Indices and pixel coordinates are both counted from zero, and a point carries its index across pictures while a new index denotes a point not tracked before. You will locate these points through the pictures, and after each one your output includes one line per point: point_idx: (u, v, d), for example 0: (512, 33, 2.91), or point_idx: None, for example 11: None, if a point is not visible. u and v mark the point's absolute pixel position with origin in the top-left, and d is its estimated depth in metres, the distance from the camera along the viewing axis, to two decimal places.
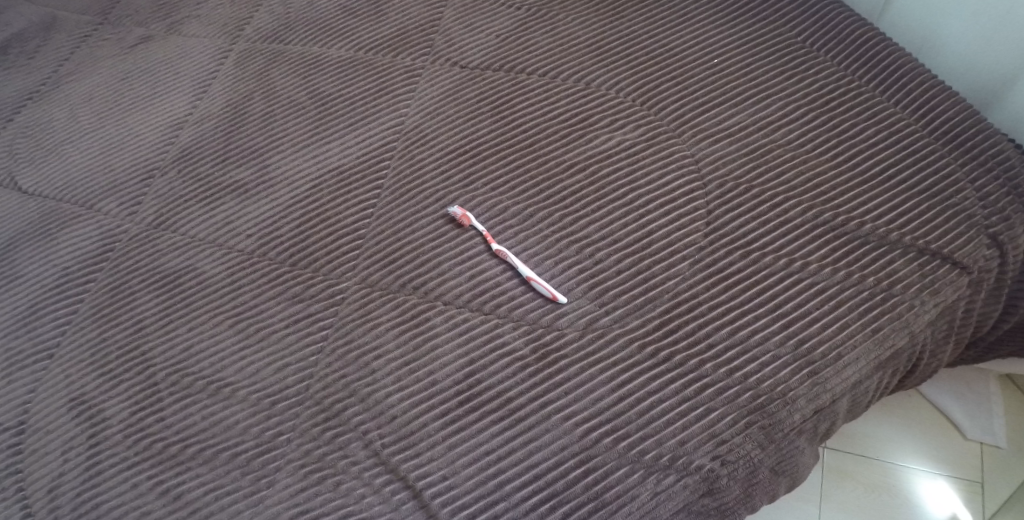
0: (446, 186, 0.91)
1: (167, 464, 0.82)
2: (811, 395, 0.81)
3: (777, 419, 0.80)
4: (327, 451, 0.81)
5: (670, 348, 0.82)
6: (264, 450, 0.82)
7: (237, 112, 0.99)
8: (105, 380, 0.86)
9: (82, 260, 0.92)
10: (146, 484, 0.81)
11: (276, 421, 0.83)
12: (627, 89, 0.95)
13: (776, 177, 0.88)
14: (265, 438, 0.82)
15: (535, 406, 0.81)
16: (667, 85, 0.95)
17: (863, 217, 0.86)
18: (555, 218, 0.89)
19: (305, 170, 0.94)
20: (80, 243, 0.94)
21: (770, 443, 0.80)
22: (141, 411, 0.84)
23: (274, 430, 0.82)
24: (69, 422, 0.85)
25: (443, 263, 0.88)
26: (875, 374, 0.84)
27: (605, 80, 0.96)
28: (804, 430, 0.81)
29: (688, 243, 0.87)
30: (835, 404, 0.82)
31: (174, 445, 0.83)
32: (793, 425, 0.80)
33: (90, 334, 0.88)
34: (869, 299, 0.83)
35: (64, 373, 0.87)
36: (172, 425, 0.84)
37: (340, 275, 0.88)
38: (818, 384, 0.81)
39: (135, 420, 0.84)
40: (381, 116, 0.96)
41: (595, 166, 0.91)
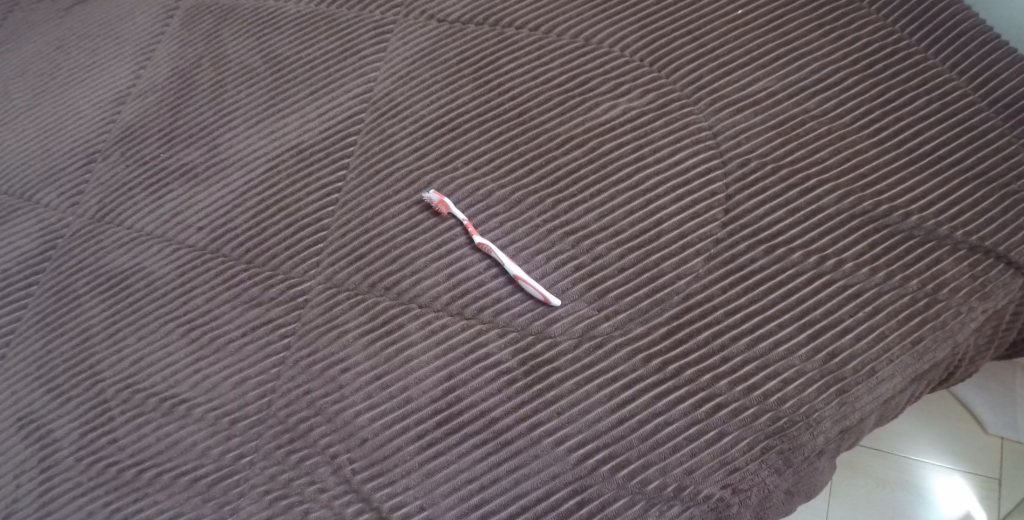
0: (423, 166, 0.80)
1: (122, 491, 0.72)
2: (840, 417, 0.70)
3: (797, 444, 0.70)
4: (293, 477, 0.71)
5: (679, 361, 0.72)
6: (223, 475, 0.71)
7: (184, 80, 0.86)
8: (52, 397, 0.75)
9: (19, 261, 0.81)
10: (101, 513, 0.71)
11: (237, 442, 0.72)
12: (635, 47, 0.83)
13: (809, 156, 0.76)
14: (225, 462, 0.71)
15: (522, 428, 0.70)
16: (681, 41, 0.83)
17: (907, 207, 0.74)
18: (547, 205, 0.78)
19: (261, 147, 0.81)
20: (20, 240, 0.82)
21: (788, 468, 0.70)
22: (93, 433, 0.74)
23: (235, 452, 0.72)
24: (15, 444, 0.74)
25: (419, 258, 0.76)
26: (911, 385, 0.74)
27: (608, 37, 0.84)
28: (825, 450, 0.71)
29: (702, 236, 0.75)
30: (863, 422, 0.72)
31: (129, 470, 0.72)
32: (817, 449, 0.70)
33: (34, 345, 0.77)
34: (911, 304, 0.72)
35: (10, 391, 0.76)
36: (125, 447, 0.73)
37: (303, 272, 0.76)
38: (846, 404, 0.70)
39: (87, 442, 0.74)
40: (348, 80, 0.84)
41: (596, 140, 0.79)
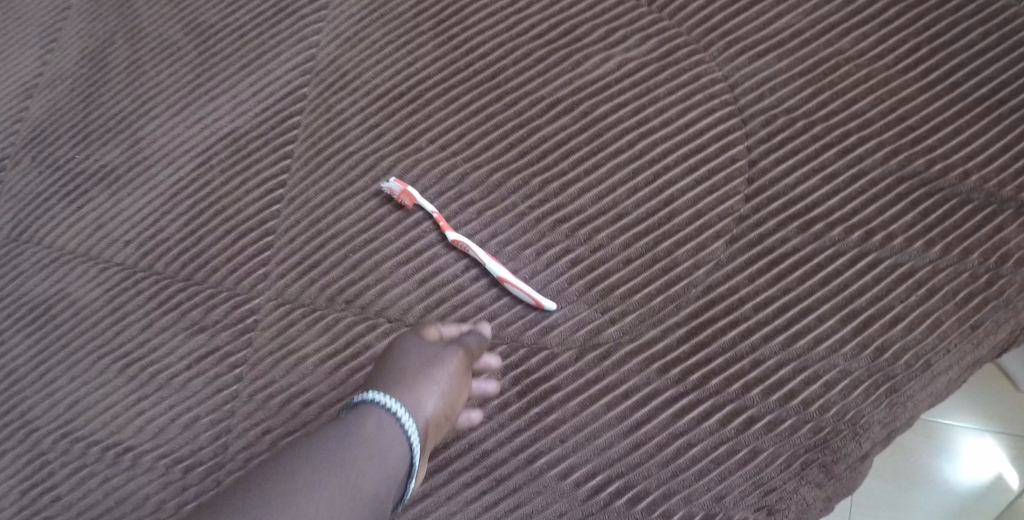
0: (380, 148, 0.67)
1: None
2: (890, 420, 0.58)
3: (843, 454, 0.58)
4: None
5: (701, 368, 0.60)
6: None
7: (95, 64, 0.73)
8: None
9: None
10: None
11: (193, 493, 0.60)
12: None
13: (846, 107, 0.64)
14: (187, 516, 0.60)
15: (518, 461, 0.60)
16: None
17: (964, 165, 0.62)
18: (533, 186, 0.65)
19: (192, 139, 0.69)
20: None
21: (831, 481, 0.58)
22: (33, 490, 0.62)
23: (195, 504, 0.60)
24: None
25: (383, 262, 0.64)
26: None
27: None
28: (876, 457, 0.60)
29: (723, 213, 0.63)
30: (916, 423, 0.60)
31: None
32: (861, 455, 0.58)
33: None
34: (970, 284, 0.60)
35: None
36: (72, 505, 0.62)
37: (250, 288, 0.65)
38: (897, 405, 0.58)
39: (28, 501, 0.62)
40: (286, 49, 0.70)
41: (588, 103, 0.66)
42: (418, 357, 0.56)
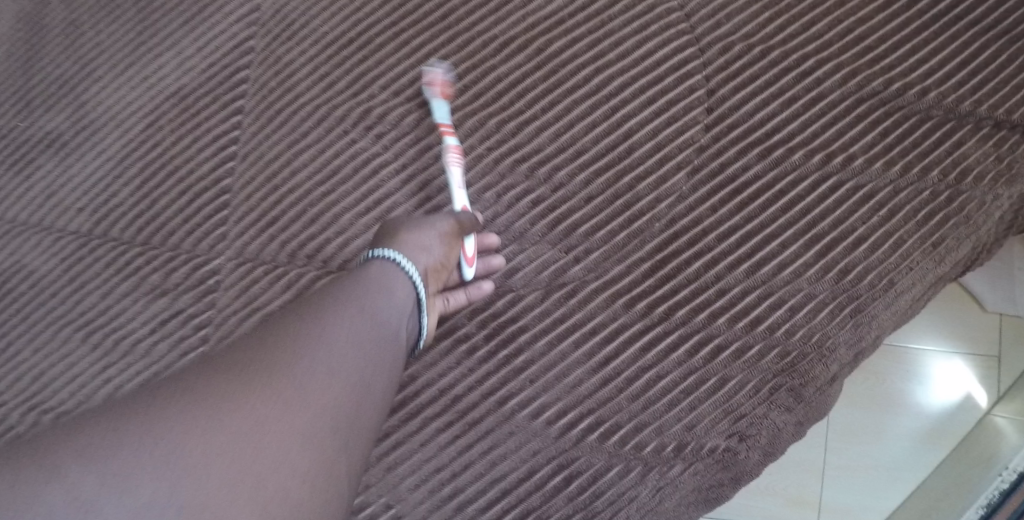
0: (332, 98, 0.65)
1: None
2: (856, 340, 0.59)
3: (810, 377, 0.58)
4: None
5: (667, 302, 0.60)
6: None
7: (31, 25, 0.70)
8: None
9: None
10: None
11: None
12: None
13: (802, 31, 0.63)
14: None
15: (490, 404, 0.60)
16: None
17: (922, 83, 0.61)
18: (491, 128, 0.64)
19: (139, 99, 0.67)
20: None
21: (802, 404, 0.59)
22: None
23: None
24: None
25: (343, 215, 0.63)
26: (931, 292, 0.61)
27: None
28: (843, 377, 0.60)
29: (683, 144, 0.62)
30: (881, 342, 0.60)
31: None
32: (830, 378, 0.59)
33: None
34: (931, 202, 0.60)
35: None
36: None
37: (209, 248, 0.63)
38: (862, 325, 0.59)
39: None
40: (230, 0, 0.68)
41: (541, 40, 0.65)
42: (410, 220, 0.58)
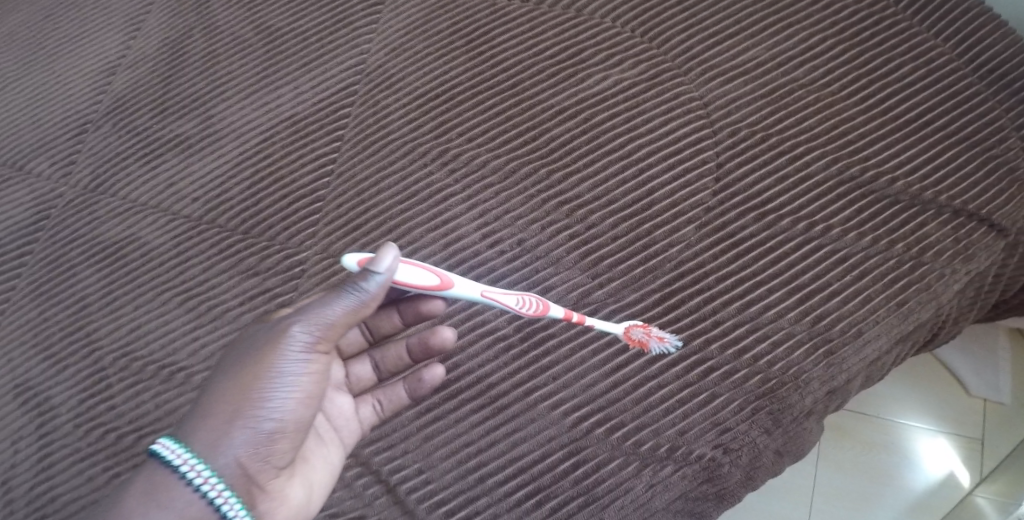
0: (417, 138, 0.80)
1: (121, 457, 0.71)
2: (828, 377, 0.70)
3: (787, 405, 0.70)
4: None
5: (672, 326, 0.73)
6: None
7: (175, 51, 0.86)
8: (50, 365, 0.75)
9: (9, 231, 0.80)
10: (102, 479, 0.70)
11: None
12: (626, 18, 0.83)
13: (796, 124, 0.77)
14: None
15: (518, 394, 0.72)
16: (672, 12, 0.83)
17: (894, 172, 0.74)
18: (541, 175, 0.78)
19: (257, 119, 0.81)
20: (8, 209, 0.81)
21: (778, 427, 0.70)
22: (91, 399, 0.73)
23: None
24: (16, 411, 0.74)
25: (415, 229, 0.77)
26: (894, 347, 0.75)
27: (598, 8, 0.84)
28: (812, 410, 0.72)
29: (694, 204, 0.76)
30: (847, 383, 0.73)
31: (128, 436, 0.72)
32: (804, 409, 0.70)
33: (30, 314, 0.77)
34: (896, 269, 0.72)
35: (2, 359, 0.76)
36: (124, 414, 0.73)
37: (299, 243, 0.77)
38: (833, 365, 0.71)
39: (83, 408, 0.73)
40: (342, 53, 0.84)
41: (588, 112, 0.80)
42: (250, 348, 0.61)
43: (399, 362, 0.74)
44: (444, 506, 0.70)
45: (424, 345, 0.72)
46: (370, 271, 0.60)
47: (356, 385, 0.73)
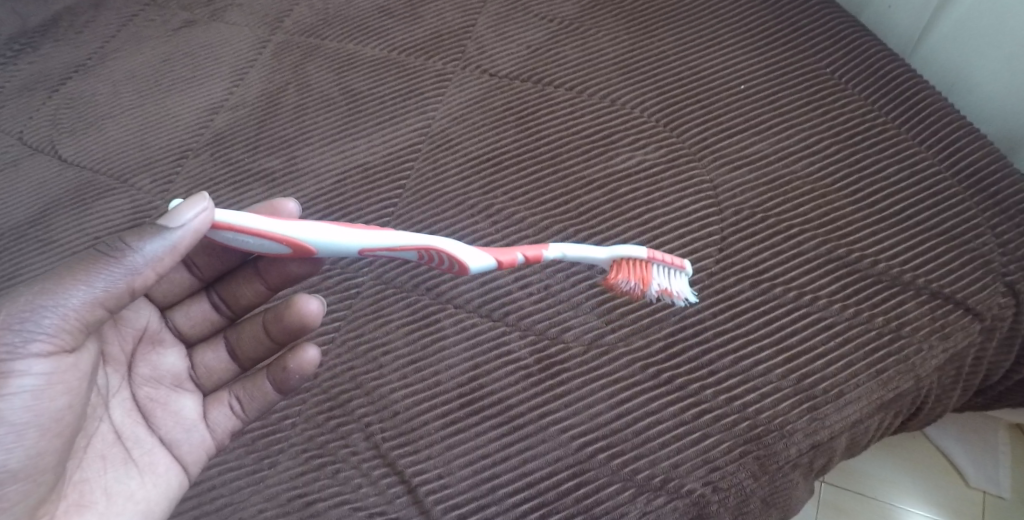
0: (466, 192, 0.89)
1: None
2: (811, 431, 0.75)
3: (773, 451, 0.74)
4: (330, 439, 0.78)
5: (672, 370, 0.78)
6: (268, 432, 0.79)
7: (270, 102, 0.99)
8: None
9: (109, 231, 0.91)
10: None
11: (284, 405, 0.80)
12: (653, 110, 0.93)
13: (793, 209, 0.85)
14: (269, 420, 0.80)
15: (534, 416, 0.78)
16: (691, 109, 0.93)
17: (876, 256, 0.82)
18: (570, 232, 0.87)
19: (332, 163, 0.93)
20: (111, 215, 0.93)
21: (764, 474, 0.74)
22: None
23: (279, 413, 0.80)
24: None
25: (456, 266, 0.86)
26: (875, 416, 0.77)
27: (629, 99, 0.94)
28: (798, 464, 0.75)
29: (699, 268, 0.83)
30: (833, 442, 0.76)
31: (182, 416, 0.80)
32: (789, 459, 0.75)
33: None
34: (876, 339, 0.78)
35: None
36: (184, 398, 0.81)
37: (356, 269, 0.87)
38: (816, 420, 0.75)
39: None
40: (410, 117, 0.95)
41: (615, 184, 0.89)
42: None
43: (261, 348, 0.81)
44: (458, 510, 0.74)
45: (286, 329, 0.79)
46: (168, 230, 0.67)
47: (210, 378, 0.82)
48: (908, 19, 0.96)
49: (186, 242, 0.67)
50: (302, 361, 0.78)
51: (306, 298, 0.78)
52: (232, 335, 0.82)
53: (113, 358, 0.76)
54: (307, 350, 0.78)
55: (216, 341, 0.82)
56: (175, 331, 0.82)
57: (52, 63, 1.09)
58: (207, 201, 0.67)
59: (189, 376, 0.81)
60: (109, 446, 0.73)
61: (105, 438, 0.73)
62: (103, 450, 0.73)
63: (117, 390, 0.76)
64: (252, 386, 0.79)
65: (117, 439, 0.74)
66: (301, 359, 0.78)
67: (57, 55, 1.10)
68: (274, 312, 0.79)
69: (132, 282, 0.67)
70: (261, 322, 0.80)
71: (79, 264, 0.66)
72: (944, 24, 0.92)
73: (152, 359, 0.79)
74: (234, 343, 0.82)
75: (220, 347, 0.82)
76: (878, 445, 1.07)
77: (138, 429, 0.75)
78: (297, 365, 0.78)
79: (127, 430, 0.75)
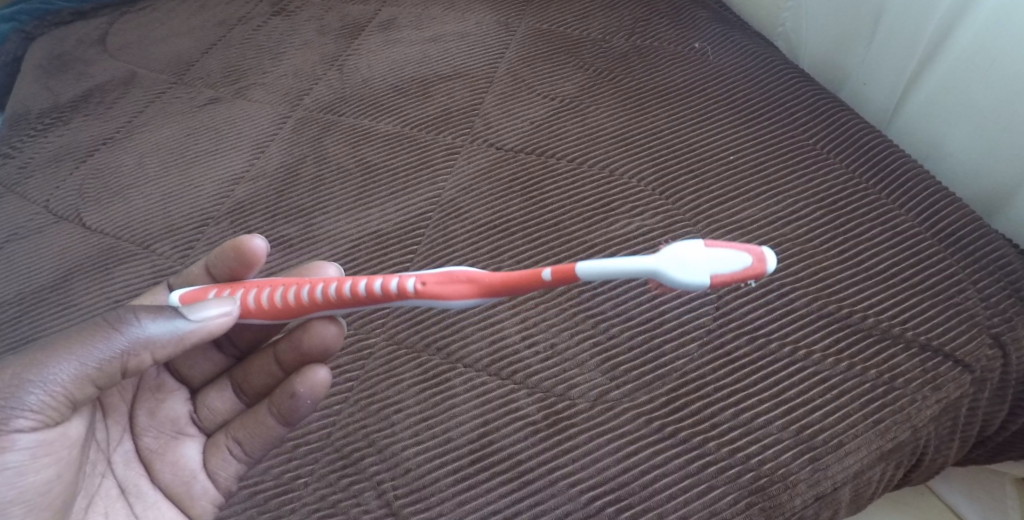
0: (475, 257, 0.94)
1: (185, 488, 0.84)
2: (813, 482, 0.78)
3: (777, 502, 0.77)
4: (342, 497, 0.81)
5: (676, 424, 0.82)
6: (282, 490, 0.82)
7: (289, 173, 1.05)
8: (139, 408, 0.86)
9: (128, 294, 0.95)
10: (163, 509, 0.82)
11: (297, 463, 0.83)
12: (649, 178, 0.98)
13: (785, 267, 0.90)
14: (284, 479, 0.83)
15: (543, 471, 0.81)
16: (685, 178, 0.98)
17: (865, 310, 0.86)
18: (574, 293, 0.91)
19: (347, 231, 0.98)
20: (131, 279, 0.97)
21: None
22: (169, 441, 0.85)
23: (293, 472, 0.83)
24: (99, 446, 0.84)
25: (466, 327, 0.90)
26: (874, 468, 0.80)
27: (627, 170, 0.99)
28: (804, 516, 0.78)
29: (697, 325, 0.87)
30: (837, 493, 0.79)
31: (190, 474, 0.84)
32: (794, 509, 0.77)
33: None
34: (869, 391, 0.81)
35: None
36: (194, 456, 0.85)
37: (369, 331, 0.91)
38: (818, 470, 0.78)
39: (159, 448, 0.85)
40: (421, 188, 1.00)
41: (616, 247, 0.93)
42: None
43: (274, 377, 0.86)
44: None
45: (300, 354, 0.83)
46: (178, 316, 0.72)
47: (213, 421, 0.87)
48: (882, 98, 1.03)
49: (191, 331, 0.72)
50: (313, 385, 0.81)
51: (323, 325, 0.81)
52: (240, 373, 0.87)
53: (115, 412, 0.83)
54: (318, 372, 0.81)
55: (220, 385, 0.87)
56: (178, 374, 0.88)
57: (82, 137, 1.16)
58: (232, 304, 0.73)
59: (194, 420, 0.86)
60: (112, 502, 0.79)
61: (108, 494, 0.79)
62: (106, 507, 0.78)
63: (120, 441, 0.82)
64: (258, 426, 0.83)
65: (120, 495, 0.80)
66: (312, 383, 0.81)
67: (86, 130, 1.16)
68: (288, 341, 0.83)
69: (123, 361, 0.71)
70: (274, 352, 0.84)
71: (71, 340, 0.70)
72: (915, 100, 0.99)
73: (155, 407, 0.84)
74: (240, 385, 0.87)
75: (226, 388, 0.87)
76: (883, 503, 1.01)
77: (141, 480, 0.81)
78: (307, 391, 0.81)
79: (131, 484, 0.81)
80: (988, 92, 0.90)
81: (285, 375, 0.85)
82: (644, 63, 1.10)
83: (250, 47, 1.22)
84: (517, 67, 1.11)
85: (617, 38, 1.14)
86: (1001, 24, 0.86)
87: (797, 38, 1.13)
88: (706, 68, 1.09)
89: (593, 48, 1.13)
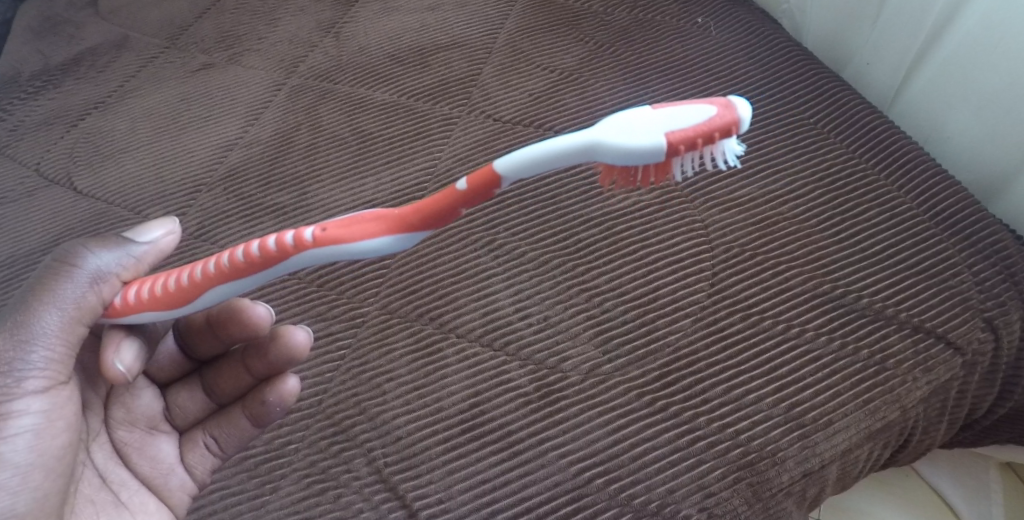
0: (469, 229, 0.94)
1: None
2: (800, 458, 0.78)
3: (765, 478, 0.78)
4: (332, 465, 0.81)
5: (667, 398, 0.82)
6: (270, 457, 0.82)
7: (284, 141, 1.04)
8: None
9: None
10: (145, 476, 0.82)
11: (287, 430, 0.84)
12: None
13: (780, 247, 0.89)
14: (274, 446, 0.83)
15: (534, 443, 0.81)
16: None
17: (859, 291, 0.86)
18: (569, 267, 0.91)
19: (341, 200, 0.97)
20: None
21: (758, 501, 0.77)
22: None
23: (284, 438, 0.83)
24: None
25: (460, 298, 0.90)
26: (862, 446, 0.81)
27: None
28: (791, 491, 0.79)
29: (691, 301, 0.87)
30: (824, 470, 0.79)
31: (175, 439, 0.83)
32: (780, 484, 0.78)
33: None
34: (861, 371, 0.82)
35: None
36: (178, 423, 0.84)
37: (363, 300, 0.91)
38: (806, 447, 0.79)
39: None
40: (416, 158, 1.00)
41: (611, 223, 0.93)
42: None
43: (241, 382, 0.80)
44: None
45: (268, 361, 0.78)
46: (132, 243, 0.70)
47: (185, 418, 0.82)
48: (884, 79, 1.02)
49: (147, 253, 0.71)
50: (283, 393, 0.79)
51: (295, 329, 0.78)
52: (210, 373, 0.81)
53: (89, 402, 0.77)
54: (288, 380, 0.79)
55: (192, 381, 0.82)
56: (149, 370, 0.81)
57: (72, 100, 1.14)
58: (174, 222, 0.73)
59: (166, 417, 0.81)
60: (96, 491, 0.76)
61: (91, 483, 0.75)
62: (91, 494, 0.75)
63: (96, 435, 0.77)
64: (234, 424, 0.80)
65: (104, 484, 0.76)
66: (282, 391, 0.79)
67: (77, 93, 1.15)
68: (256, 345, 0.78)
69: (97, 292, 0.67)
70: (240, 357, 0.79)
71: (44, 290, 0.67)
72: (917, 82, 0.98)
73: (127, 402, 0.79)
74: (211, 383, 0.82)
75: (196, 386, 0.82)
76: (869, 481, 1.03)
77: (121, 473, 0.78)
78: (278, 397, 0.79)
79: (112, 474, 0.77)
80: (991, 76, 0.90)
81: (253, 380, 0.80)
82: (645, 37, 1.09)
83: (245, 12, 1.21)
84: (516, 39, 1.10)
85: (619, 11, 1.12)
86: (1003, 8, 0.86)
87: (801, 16, 1.12)
88: (708, 44, 1.08)
89: (594, 21, 1.12)
